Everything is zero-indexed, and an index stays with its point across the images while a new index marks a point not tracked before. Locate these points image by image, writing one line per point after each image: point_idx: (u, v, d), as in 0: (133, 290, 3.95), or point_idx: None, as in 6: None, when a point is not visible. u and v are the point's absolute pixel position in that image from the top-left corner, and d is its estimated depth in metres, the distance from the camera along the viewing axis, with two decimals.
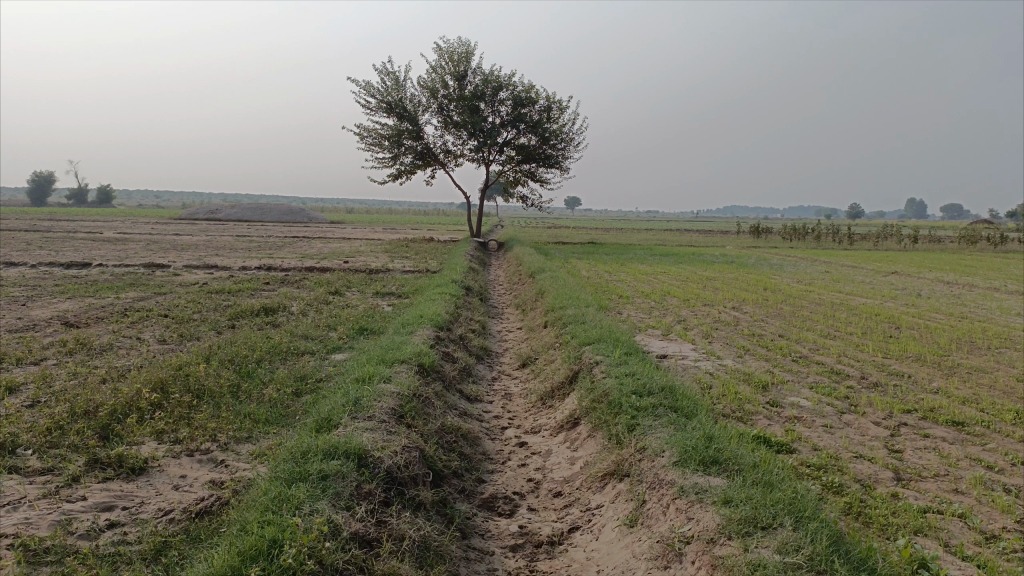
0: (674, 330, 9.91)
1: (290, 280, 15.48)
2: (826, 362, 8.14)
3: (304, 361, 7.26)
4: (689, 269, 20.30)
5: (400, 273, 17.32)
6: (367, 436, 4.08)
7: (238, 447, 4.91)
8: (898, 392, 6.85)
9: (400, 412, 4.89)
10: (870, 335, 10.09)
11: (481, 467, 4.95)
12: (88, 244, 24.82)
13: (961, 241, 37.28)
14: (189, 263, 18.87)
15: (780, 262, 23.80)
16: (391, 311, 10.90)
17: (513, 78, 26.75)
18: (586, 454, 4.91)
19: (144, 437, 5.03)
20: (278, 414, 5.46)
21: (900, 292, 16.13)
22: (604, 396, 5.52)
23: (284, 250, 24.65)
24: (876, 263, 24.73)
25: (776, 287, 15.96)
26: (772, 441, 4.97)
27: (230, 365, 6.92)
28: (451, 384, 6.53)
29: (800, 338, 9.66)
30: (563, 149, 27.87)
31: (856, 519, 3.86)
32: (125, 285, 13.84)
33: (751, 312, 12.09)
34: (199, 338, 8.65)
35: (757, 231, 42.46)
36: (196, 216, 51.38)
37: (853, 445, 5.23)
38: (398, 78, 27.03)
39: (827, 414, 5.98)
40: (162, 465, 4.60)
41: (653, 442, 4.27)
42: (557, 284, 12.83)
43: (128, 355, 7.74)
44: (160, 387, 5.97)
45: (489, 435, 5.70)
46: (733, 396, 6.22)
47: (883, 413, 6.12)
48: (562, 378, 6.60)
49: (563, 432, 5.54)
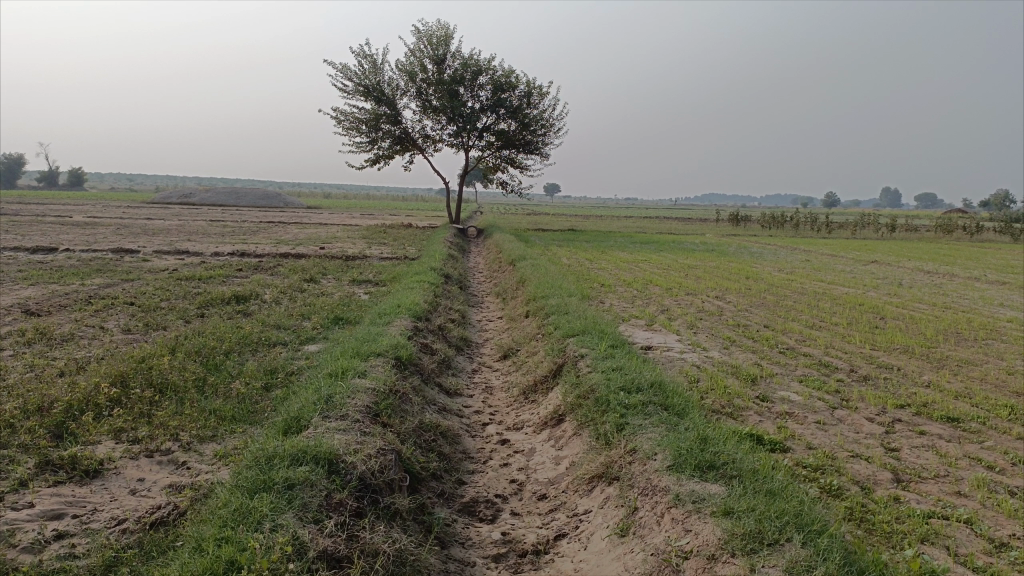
0: (657, 321, 9.69)
1: (264, 266, 15.09)
2: (814, 354, 7.97)
3: (274, 353, 6.95)
4: (670, 257, 20.16)
5: (377, 260, 16.93)
6: (339, 438, 3.79)
7: (201, 447, 4.60)
8: (889, 386, 6.68)
9: (375, 410, 4.60)
10: (855, 326, 9.92)
11: (462, 468, 4.69)
12: (56, 228, 24.16)
13: (938, 230, 37.53)
14: (159, 248, 18.39)
15: (760, 251, 23.74)
16: (368, 300, 10.58)
17: (493, 62, 26.36)
18: (572, 453, 4.67)
19: (100, 436, 4.70)
20: (245, 411, 5.15)
21: (882, 281, 16.05)
22: (591, 392, 5.27)
23: (259, 235, 24.18)
24: (855, 252, 24.74)
25: (758, 276, 15.80)
26: (765, 439, 4.75)
27: (196, 358, 6.59)
28: (430, 378, 6.25)
29: (785, 329, 9.47)
30: (544, 135, 27.56)
31: (859, 526, 3.66)
32: (91, 271, 13.36)
33: (734, 302, 11.90)
34: (166, 328, 8.29)
35: (736, 219, 42.44)
36: (169, 200, 50.52)
37: (848, 443, 5.03)
38: (376, 61, 26.53)
39: (818, 410, 5.78)
40: (119, 468, 4.29)
41: (644, 444, 4.02)
42: (538, 273, 12.58)
43: (90, 346, 7.36)
44: (121, 382, 5.64)
45: (469, 432, 5.44)
46: (721, 391, 6.00)
47: (876, 408, 5.93)
48: (545, 371, 6.34)
49: (547, 430, 5.29)
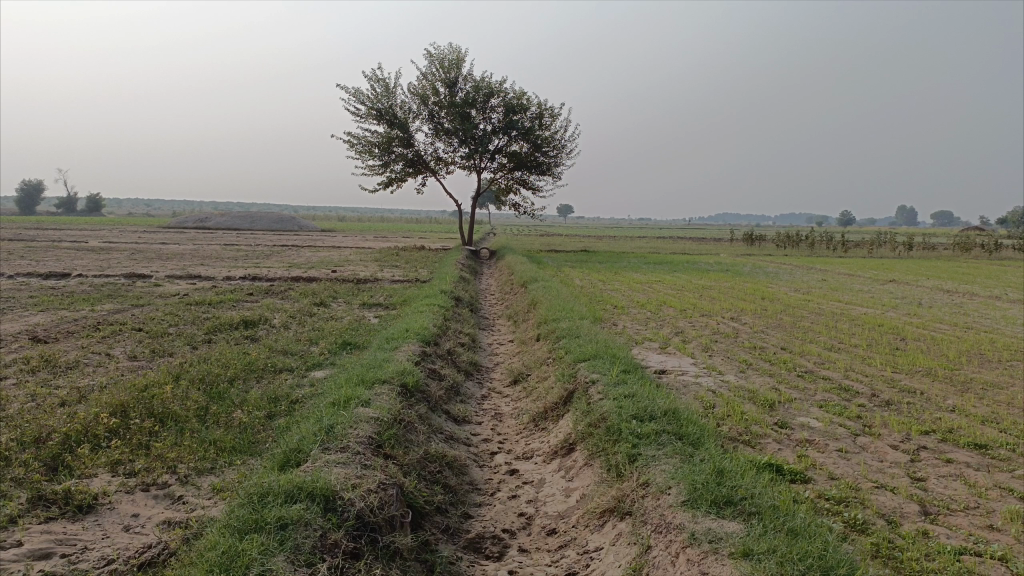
0: (671, 343, 9.50)
1: (274, 290, 15.03)
2: (833, 377, 7.74)
3: (280, 379, 6.81)
4: (684, 278, 19.95)
5: (388, 283, 16.82)
6: (337, 473, 3.64)
7: (199, 480, 4.46)
8: (912, 411, 6.44)
9: (378, 441, 4.44)
10: (875, 348, 9.68)
11: (468, 501, 4.51)
12: (71, 254, 24.27)
13: (956, 248, 37.09)
14: (171, 272, 18.40)
15: (775, 270, 23.50)
16: (377, 324, 10.47)
17: (505, 84, 26.40)
18: (583, 485, 4.49)
19: (97, 469, 4.56)
20: (246, 441, 5.01)
21: (900, 301, 15.75)
22: (601, 421, 5.09)
23: (271, 259, 24.18)
24: (873, 271, 24.42)
25: (774, 297, 15.58)
26: (785, 469, 4.55)
27: (199, 385, 6.47)
28: (437, 406, 6.09)
29: (803, 351, 9.24)
30: (556, 156, 27.53)
31: (886, 565, 3.45)
32: (102, 296, 13.33)
33: (750, 323, 11.67)
34: (172, 354, 8.19)
35: (751, 239, 42.18)
36: (184, 224, 50.87)
37: (871, 472, 4.81)
38: (388, 84, 26.66)
39: (840, 437, 5.57)
40: (114, 503, 4.14)
41: (657, 477, 3.83)
42: (550, 295, 12.43)
43: (94, 374, 7.26)
44: (121, 412, 5.52)
45: (477, 461, 5.27)
46: (738, 417, 5.79)
47: (900, 435, 5.70)
48: (555, 398, 6.16)
49: (557, 459, 5.11)
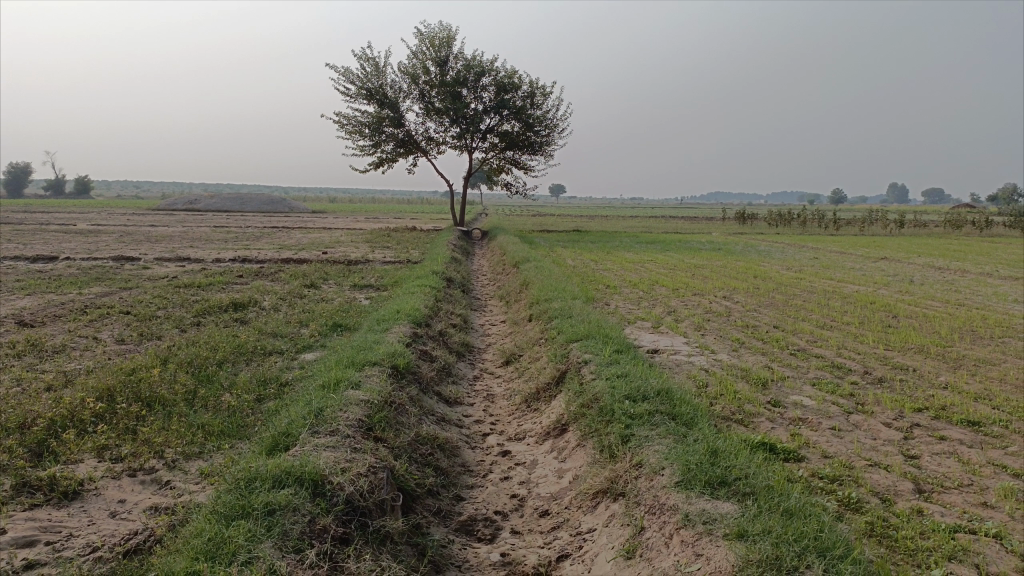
0: (664, 323, 9.46)
1: (265, 272, 14.92)
2: (826, 355, 7.72)
3: (269, 362, 6.75)
4: (677, 257, 19.91)
5: (380, 264, 16.72)
6: (326, 457, 3.58)
7: (186, 465, 4.40)
8: (905, 388, 6.42)
9: (368, 424, 4.38)
10: (868, 325, 9.66)
11: (460, 483, 4.47)
12: (59, 236, 24.03)
13: (947, 226, 37.14)
14: (160, 255, 18.23)
15: (767, 249, 23.47)
16: (368, 305, 10.39)
17: (495, 63, 26.14)
18: (575, 466, 4.45)
19: (82, 455, 4.50)
20: (235, 425, 4.95)
21: (893, 278, 15.75)
22: (594, 401, 5.05)
23: (261, 241, 24.02)
24: (865, 249, 24.39)
25: (766, 275, 15.56)
26: (778, 448, 4.52)
27: (188, 369, 6.39)
28: (428, 387, 6.04)
29: (796, 330, 9.21)
30: (548, 136, 27.34)
31: (880, 544, 3.43)
32: (91, 279, 13.19)
33: (743, 302, 11.64)
34: (160, 338, 8.10)
35: (743, 217, 42.16)
36: (174, 207, 50.49)
37: (865, 450, 4.79)
38: (378, 64, 26.36)
39: (833, 415, 5.54)
40: (100, 489, 4.08)
41: (651, 457, 3.79)
42: (541, 275, 12.36)
43: (82, 358, 7.18)
44: (107, 397, 5.45)
45: (469, 443, 5.22)
46: (731, 396, 5.76)
47: (893, 413, 5.69)
48: (547, 378, 6.12)
49: (549, 440, 5.07)
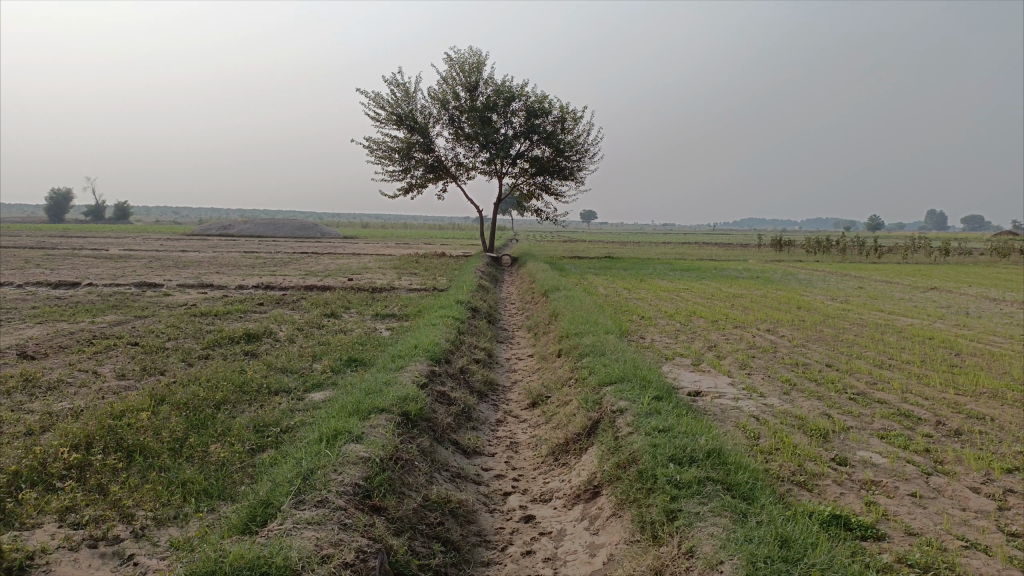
0: (705, 360, 8.71)
1: (286, 299, 14.48)
2: (890, 400, 6.89)
3: (272, 404, 6.15)
4: (714, 285, 19.13)
5: (404, 292, 16.18)
6: (306, 540, 2.95)
7: (157, 534, 3.79)
8: (988, 443, 5.60)
9: (366, 490, 3.72)
10: (930, 364, 8.82)
11: (473, 560, 3.79)
12: (88, 261, 23.90)
13: (993, 254, 35.81)
14: (184, 281, 17.89)
15: (808, 277, 22.56)
16: (388, 337, 9.82)
17: (526, 87, 25.71)
18: (610, 543, 3.76)
19: (42, 518, 3.88)
20: (220, 483, 4.35)
21: (946, 310, 14.76)
22: (632, 462, 4.36)
23: (288, 267, 23.64)
24: (911, 277, 23.33)
25: (810, 306, 14.70)
26: (854, 523, 3.79)
27: (183, 411, 5.83)
28: (444, 436, 5.39)
29: (851, 369, 8.38)
30: (579, 161, 26.79)
31: None
32: (107, 307, 12.82)
33: (789, 336, 10.83)
34: (164, 373, 7.59)
35: (780, 244, 41.14)
36: (208, 232, 51.09)
37: (958, 527, 4.02)
38: (408, 88, 26.10)
39: (910, 477, 4.77)
40: (51, 564, 3.43)
41: (704, 543, 3.11)
42: (572, 304, 11.71)
43: (74, 396, 6.63)
44: (86, 444, 4.88)
45: (487, 506, 4.54)
46: (789, 452, 5.02)
47: (979, 475, 4.90)
48: (577, 429, 5.44)
49: (579, 505, 4.40)
